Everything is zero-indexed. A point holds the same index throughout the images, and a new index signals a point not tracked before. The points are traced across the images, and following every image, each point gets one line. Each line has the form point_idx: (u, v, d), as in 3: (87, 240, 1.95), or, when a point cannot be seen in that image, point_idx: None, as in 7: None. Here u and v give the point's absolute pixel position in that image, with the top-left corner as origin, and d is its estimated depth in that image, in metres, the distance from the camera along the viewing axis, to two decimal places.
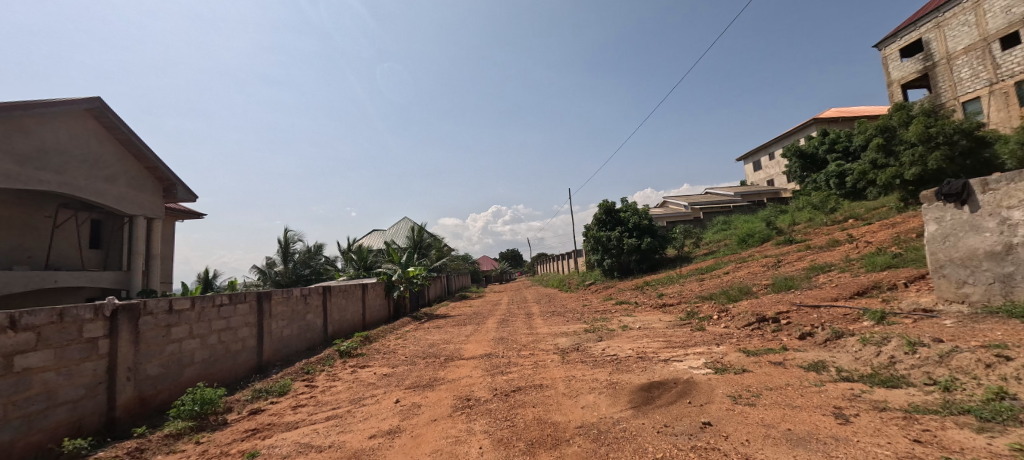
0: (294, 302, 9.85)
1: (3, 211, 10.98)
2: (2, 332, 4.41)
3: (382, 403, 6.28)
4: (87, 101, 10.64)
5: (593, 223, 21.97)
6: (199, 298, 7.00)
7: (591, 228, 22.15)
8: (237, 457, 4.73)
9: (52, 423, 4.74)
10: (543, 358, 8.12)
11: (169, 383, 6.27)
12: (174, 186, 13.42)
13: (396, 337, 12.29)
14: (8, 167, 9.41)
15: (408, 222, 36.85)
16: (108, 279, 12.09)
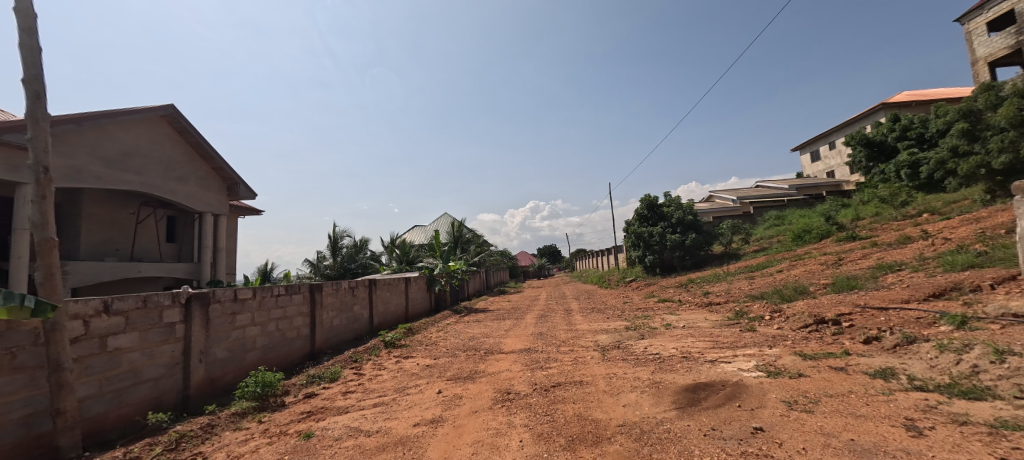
0: (343, 294, 10.18)
1: (95, 208, 12.00)
2: (98, 315, 4.75)
3: (425, 393, 6.33)
4: (163, 107, 11.47)
5: (634, 219, 21.34)
6: (260, 288, 7.35)
7: (632, 223, 21.52)
8: (294, 437, 4.93)
9: (137, 398, 5.12)
10: (583, 354, 7.91)
11: (233, 367, 6.64)
12: (237, 185, 14.26)
13: (436, 329, 12.47)
14: (98, 169, 10.27)
15: (448, 217, 37.45)
16: (182, 269, 13.00)
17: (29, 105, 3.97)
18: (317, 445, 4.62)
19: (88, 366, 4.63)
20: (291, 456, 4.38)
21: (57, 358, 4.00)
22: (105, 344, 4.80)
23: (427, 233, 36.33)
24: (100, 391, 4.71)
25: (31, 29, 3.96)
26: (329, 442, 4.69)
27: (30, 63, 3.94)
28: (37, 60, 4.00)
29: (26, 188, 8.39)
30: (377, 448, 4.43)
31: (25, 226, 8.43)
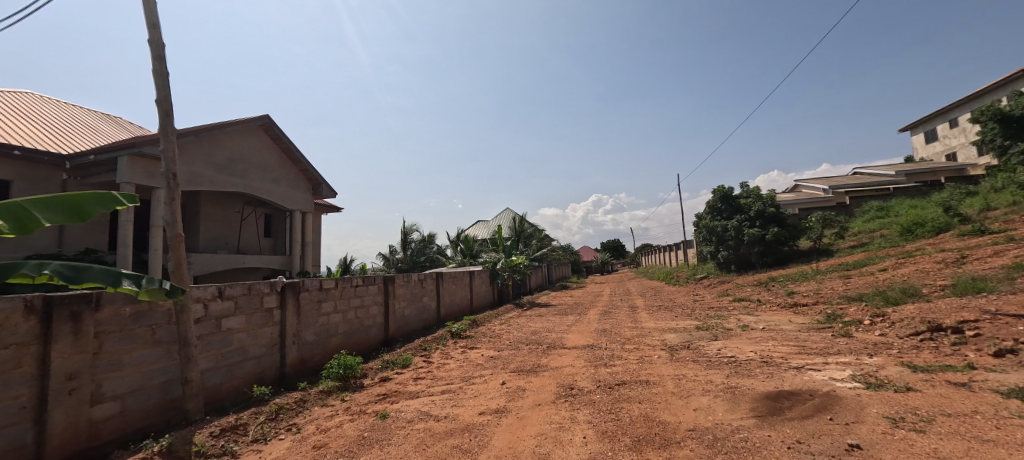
0: (413, 286, 10.64)
1: (211, 207, 13.63)
2: (214, 299, 5.37)
3: (489, 383, 6.43)
4: (260, 118, 12.67)
5: (706, 212, 20.11)
6: (343, 279, 7.89)
7: (704, 216, 20.29)
8: (371, 416, 5.24)
9: (245, 373, 5.72)
10: (650, 353, 7.57)
11: (320, 349, 7.21)
12: (320, 185, 15.45)
13: (499, 322, 12.66)
14: (212, 174, 11.61)
15: (511, 211, 37.92)
16: (277, 261, 14.30)
17: (159, 121, 4.61)
18: (391, 426, 4.87)
19: (207, 343, 5.24)
20: (369, 434, 4.64)
21: (184, 335, 4.57)
22: (220, 324, 5.42)
23: (490, 228, 36.97)
24: (217, 365, 5.33)
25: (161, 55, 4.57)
26: (402, 423, 4.92)
27: (161, 84, 4.56)
28: (166, 82, 4.60)
29: (160, 191, 9.51)
30: (445, 433, 4.56)
31: (158, 223, 9.72)
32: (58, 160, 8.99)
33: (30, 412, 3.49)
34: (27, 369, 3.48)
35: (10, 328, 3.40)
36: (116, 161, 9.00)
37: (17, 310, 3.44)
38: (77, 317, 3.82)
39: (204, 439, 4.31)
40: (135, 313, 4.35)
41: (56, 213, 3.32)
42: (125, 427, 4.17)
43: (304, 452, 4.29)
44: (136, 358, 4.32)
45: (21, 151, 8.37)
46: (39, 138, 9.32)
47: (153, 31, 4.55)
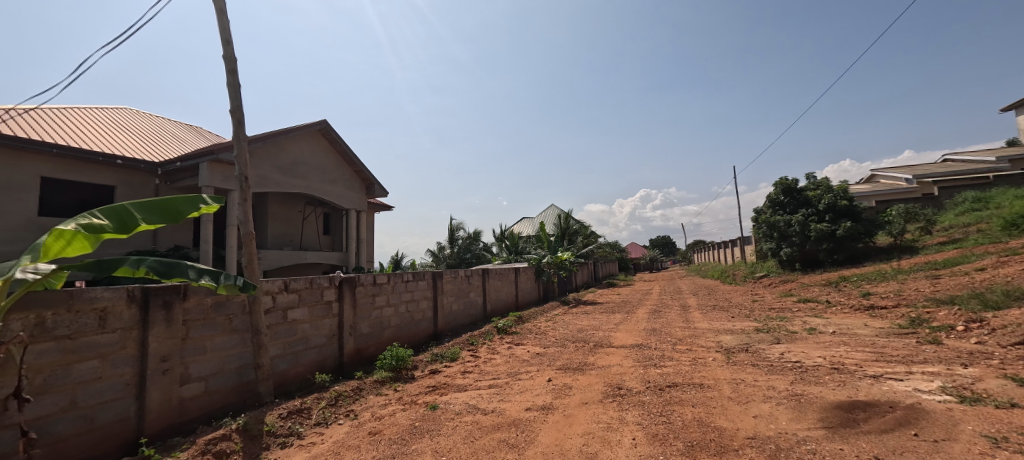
0: (460, 282, 10.65)
1: (276, 207, 14.38)
2: (280, 292, 5.57)
3: (535, 380, 6.24)
4: (318, 123, 13.20)
5: (766, 206, 18.86)
6: (394, 273, 7.98)
7: (764, 211, 19.02)
8: (421, 407, 5.22)
9: (308, 361, 5.91)
10: (704, 355, 7.06)
11: (374, 341, 7.34)
12: (373, 185, 15.89)
13: (545, 319, 12.43)
14: (277, 177, 12.25)
15: (555, 208, 37.52)
16: (335, 257, 14.84)
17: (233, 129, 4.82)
18: (441, 417, 4.79)
19: (275, 333, 5.46)
20: (420, 424, 4.60)
21: (256, 325, 4.76)
22: (285, 315, 5.62)
23: (534, 225, 36.75)
24: (284, 352, 5.55)
25: (231, 57, 4.77)
26: (451, 415, 4.84)
27: (232, 87, 4.75)
28: (240, 95, 4.80)
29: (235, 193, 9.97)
30: (493, 426, 4.42)
31: (233, 223, 10.28)
32: (152, 168, 9.67)
33: (130, 388, 3.73)
34: (130, 351, 3.74)
35: (115, 314, 3.64)
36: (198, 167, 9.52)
37: (120, 299, 3.67)
38: (168, 305, 4.04)
39: (274, 419, 4.47)
40: (215, 303, 4.54)
41: (153, 213, 3.48)
42: (208, 407, 4.41)
43: (360, 437, 4.31)
44: (217, 344, 4.53)
45: (121, 160, 9.08)
46: (136, 149, 10.09)
47: (228, 49, 4.77)
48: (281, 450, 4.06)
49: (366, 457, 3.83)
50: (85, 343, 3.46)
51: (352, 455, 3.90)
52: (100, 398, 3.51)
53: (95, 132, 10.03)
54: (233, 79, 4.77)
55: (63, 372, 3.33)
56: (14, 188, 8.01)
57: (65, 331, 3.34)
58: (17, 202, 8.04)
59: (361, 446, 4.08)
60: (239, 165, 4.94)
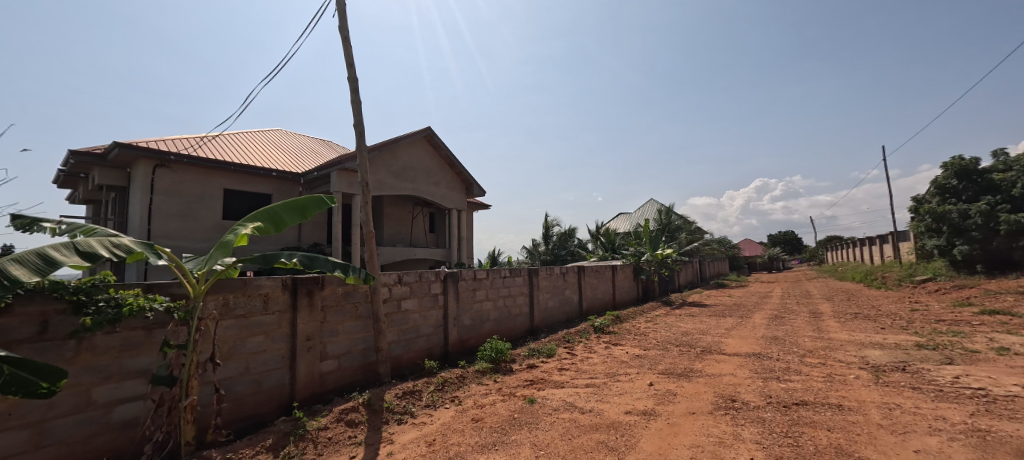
0: (556, 278, 10.74)
1: (389, 208, 15.91)
2: (394, 284, 6.18)
3: (635, 383, 6.06)
4: (424, 130, 14.25)
5: (931, 194, 15.88)
6: (493, 269, 8.33)
7: (929, 201, 16.01)
8: (520, 399, 5.41)
9: (418, 348, 6.49)
10: (843, 372, 6.16)
11: (475, 333, 7.78)
12: (471, 185, 16.58)
13: (645, 320, 11.93)
14: (389, 181, 13.55)
15: (654, 203, 35.75)
16: (439, 253, 15.91)
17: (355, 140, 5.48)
18: (538, 412, 4.92)
19: (391, 320, 6.11)
20: (519, 416, 4.78)
21: (376, 313, 5.35)
22: (400, 305, 6.24)
23: (632, 221, 35.36)
24: (399, 338, 6.18)
25: (355, 78, 5.43)
26: (549, 410, 4.94)
27: (355, 104, 5.40)
28: (360, 111, 5.44)
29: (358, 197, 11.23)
30: (591, 426, 4.42)
31: (356, 222, 11.60)
32: (297, 178, 11.35)
33: (285, 361, 4.49)
34: (285, 329, 4.49)
35: (274, 299, 4.39)
36: (330, 176, 10.95)
37: (277, 287, 4.42)
38: (311, 293, 4.76)
39: (392, 398, 5.02)
40: (345, 292, 5.22)
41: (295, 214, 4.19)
42: (341, 381, 5.10)
43: (464, 422, 4.63)
44: (347, 328, 5.21)
45: (276, 173, 10.86)
46: (285, 162, 11.95)
47: (351, 71, 5.44)
48: (397, 426, 4.54)
49: (470, 441, 4.11)
50: (255, 321, 4.24)
51: (457, 438, 4.21)
52: (265, 366, 4.29)
53: (256, 150, 12.08)
54: (356, 98, 5.42)
55: (240, 343, 4.12)
56: (205, 198, 10.03)
57: (241, 311, 4.12)
58: (208, 209, 10.05)
59: (465, 430, 4.38)
60: (361, 172, 5.53)
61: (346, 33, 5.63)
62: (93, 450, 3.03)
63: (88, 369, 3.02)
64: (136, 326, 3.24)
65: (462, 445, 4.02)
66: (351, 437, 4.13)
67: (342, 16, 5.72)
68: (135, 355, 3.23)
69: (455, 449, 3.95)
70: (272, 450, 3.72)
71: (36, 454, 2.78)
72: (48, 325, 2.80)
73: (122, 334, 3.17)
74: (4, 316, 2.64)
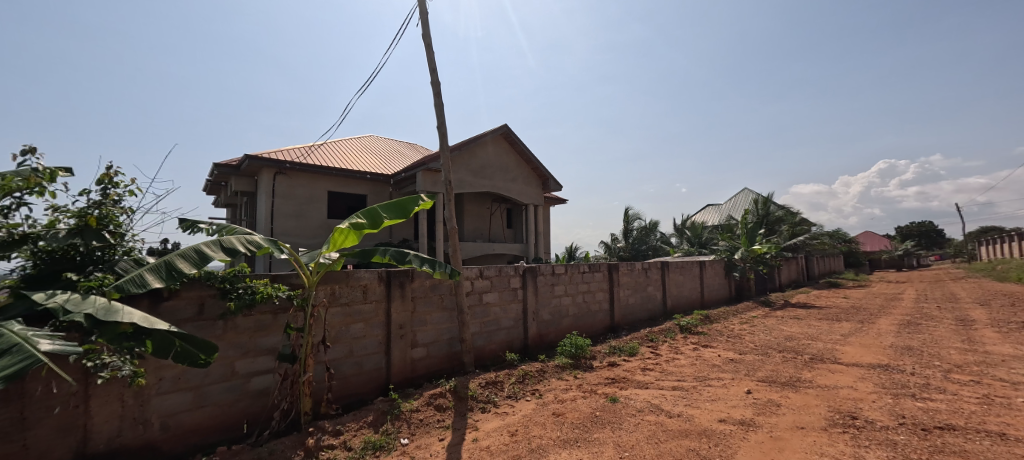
0: (638, 274, 10.41)
1: (469, 205, 16.56)
2: (476, 278, 6.47)
3: (729, 389, 5.71)
4: (500, 127, 14.55)
5: None
6: (571, 264, 8.33)
7: None
8: (601, 397, 5.38)
9: (499, 340, 6.74)
10: (1006, 394, 5.18)
11: (554, 328, 7.87)
12: (548, 180, 16.59)
13: (739, 322, 11.08)
14: (468, 178, 14.10)
15: (748, 192, 32.83)
16: (517, 248, 16.20)
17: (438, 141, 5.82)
18: (622, 412, 4.85)
19: (474, 312, 6.42)
20: (602, 414, 4.76)
21: (460, 304, 5.65)
22: (482, 298, 6.52)
23: (722, 214, 32.87)
24: (481, 330, 6.48)
25: (438, 83, 5.76)
26: (633, 411, 4.86)
27: (439, 108, 5.74)
28: (442, 114, 5.76)
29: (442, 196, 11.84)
30: (680, 432, 4.27)
31: (440, 220, 12.25)
32: (387, 179, 12.29)
33: (382, 346, 4.94)
34: (381, 318, 4.95)
35: (372, 290, 4.86)
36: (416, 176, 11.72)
37: (374, 279, 4.88)
38: (402, 285, 5.18)
39: (476, 386, 5.28)
40: (433, 285, 5.59)
41: (390, 211, 4.54)
42: (430, 368, 5.48)
43: (545, 416, 4.73)
44: (434, 318, 5.58)
45: (370, 175, 11.88)
46: (377, 165, 13.01)
47: (433, 76, 5.78)
48: (481, 413, 4.79)
49: (552, 435, 4.20)
50: (357, 309, 4.72)
51: (539, 431, 4.32)
52: (366, 350, 4.77)
53: (353, 156, 13.30)
54: (440, 103, 5.76)
55: (346, 329, 4.63)
56: (313, 200, 11.29)
57: (345, 300, 4.62)
58: (315, 210, 11.31)
59: (546, 424, 4.48)
60: (444, 171, 5.85)
61: (430, 42, 5.98)
62: (237, 413, 3.64)
63: (232, 345, 3.61)
64: (266, 310, 3.80)
65: (544, 438, 4.12)
66: (440, 421, 4.45)
67: (425, 26, 6.08)
68: (266, 335, 3.80)
69: (538, 441, 4.06)
70: (373, 426, 4.12)
71: (197, 413, 3.40)
72: (204, 307, 3.41)
73: (255, 317, 3.74)
74: (173, 299, 3.26)
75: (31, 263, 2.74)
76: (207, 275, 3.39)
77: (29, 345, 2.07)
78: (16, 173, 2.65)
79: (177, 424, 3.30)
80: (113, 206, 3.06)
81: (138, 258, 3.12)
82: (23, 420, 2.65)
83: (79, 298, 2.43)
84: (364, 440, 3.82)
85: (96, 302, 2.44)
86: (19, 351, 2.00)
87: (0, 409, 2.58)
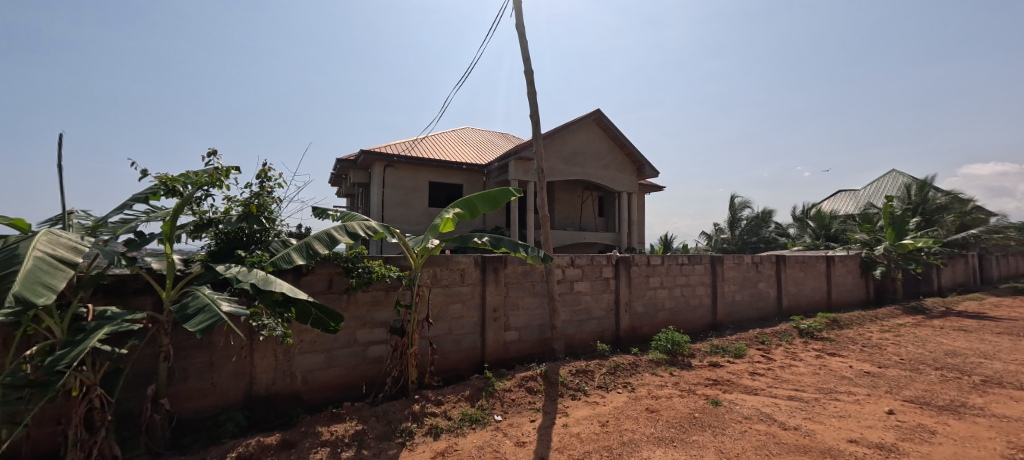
0: (747, 269, 9.57)
1: (561, 194, 16.60)
2: (567, 267, 6.54)
3: (864, 407, 5.05)
4: (592, 113, 14.28)
5: None
6: (669, 256, 7.97)
7: None
8: (701, 398, 5.13)
9: (590, 330, 6.76)
10: None
11: (649, 321, 7.64)
12: (643, 166, 15.84)
13: (877, 330, 9.58)
14: (559, 166, 14.14)
15: (898, 177, 27.73)
16: (610, 237, 15.86)
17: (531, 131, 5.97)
18: (725, 416, 4.59)
19: (565, 300, 6.52)
20: (701, 416, 4.56)
21: (551, 291, 5.76)
22: (573, 286, 6.58)
23: (860, 202, 28.30)
24: (572, 318, 6.56)
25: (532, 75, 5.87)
26: (738, 417, 4.58)
27: (533, 100, 5.86)
28: (536, 106, 5.88)
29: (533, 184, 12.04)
30: (796, 447, 3.92)
31: (531, 208, 12.47)
32: (482, 169, 12.86)
33: (477, 326, 5.28)
34: (477, 300, 5.28)
35: (469, 274, 5.21)
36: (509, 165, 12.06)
37: (471, 264, 5.22)
38: (497, 270, 5.46)
39: (566, 373, 5.38)
40: (525, 271, 5.79)
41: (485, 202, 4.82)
42: (521, 352, 5.72)
43: (638, 411, 4.67)
44: (526, 303, 5.79)
45: (466, 166, 12.54)
46: (473, 156, 13.66)
47: (528, 68, 5.91)
48: (571, 400, 4.90)
49: (645, 431, 4.15)
50: (455, 290, 5.11)
51: (631, 424, 4.30)
52: (463, 329, 5.15)
53: (451, 148, 14.13)
54: (534, 95, 5.87)
55: (446, 308, 5.04)
56: (417, 190, 12.27)
57: (445, 282, 5.03)
58: (419, 199, 12.28)
59: (640, 419, 4.43)
60: (537, 160, 5.97)
61: (524, 34, 6.09)
62: (358, 375, 4.21)
63: (354, 316, 4.17)
64: (380, 287, 4.31)
65: (637, 433, 4.09)
66: (531, 403, 4.66)
67: (520, 18, 6.21)
68: (380, 310, 4.32)
69: (629, 435, 4.05)
70: (470, 400, 4.45)
71: (329, 371, 4.02)
72: (333, 283, 4.00)
73: (371, 293, 4.27)
74: (309, 275, 3.87)
75: (214, 242, 3.46)
76: (335, 255, 3.93)
77: (215, 306, 2.64)
78: (203, 171, 3.38)
79: (314, 379, 3.93)
80: (268, 196, 3.71)
81: (285, 239, 3.75)
82: (211, 364, 3.41)
83: (246, 271, 3.02)
84: (462, 412, 4.17)
85: (257, 274, 3.01)
86: (210, 310, 2.57)
87: (197, 353, 3.36)
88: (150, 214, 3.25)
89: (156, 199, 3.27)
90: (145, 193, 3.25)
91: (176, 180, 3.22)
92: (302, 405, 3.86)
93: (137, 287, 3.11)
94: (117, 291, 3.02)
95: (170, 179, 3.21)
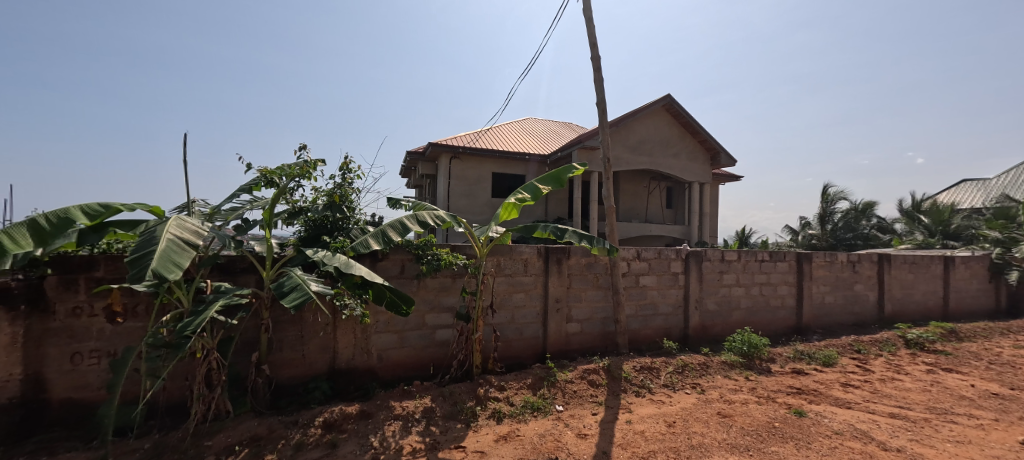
0: (840, 269, 8.66)
1: (627, 186, 16.14)
2: (633, 260, 6.39)
3: (988, 434, 4.40)
4: (662, 99, 13.65)
5: None
6: (747, 251, 7.46)
7: None
8: (782, 407, 4.79)
9: (656, 326, 6.57)
10: None
11: (723, 320, 7.24)
12: (718, 154, 14.87)
13: (1010, 346, 8.21)
14: (625, 156, 13.76)
15: None
16: (679, 231, 15.15)
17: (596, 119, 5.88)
18: (810, 429, 4.26)
19: (630, 294, 6.38)
20: (781, 426, 4.27)
21: (615, 284, 5.67)
22: (638, 280, 6.43)
23: (990, 194, 24.19)
24: (637, 313, 6.42)
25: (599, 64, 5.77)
26: (826, 431, 4.22)
27: (600, 90, 5.77)
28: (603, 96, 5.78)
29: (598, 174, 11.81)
30: None
31: (597, 200, 12.25)
32: (544, 159, 12.89)
33: (539, 316, 5.37)
34: (539, 290, 5.37)
35: (532, 264, 5.29)
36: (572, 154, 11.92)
37: (534, 254, 5.30)
38: (560, 261, 5.48)
39: (630, 369, 5.29)
40: (588, 263, 5.75)
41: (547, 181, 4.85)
42: (583, 344, 5.71)
43: (709, 414, 4.49)
44: (589, 295, 5.76)
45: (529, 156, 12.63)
46: (536, 147, 13.72)
47: (595, 57, 5.80)
48: (635, 397, 4.82)
49: (717, 436, 3.99)
50: (518, 280, 5.22)
51: (701, 428, 4.15)
52: (525, 319, 5.26)
53: (517, 140, 14.28)
54: (601, 84, 5.77)
55: (509, 297, 5.18)
56: (481, 181, 12.59)
57: (509, 271, 5.16)
58: (483, 189, 12.61)
59: (710, 423, 4.26)
60: (603, 148, 5.87)
61: (592, 22, 5.98)
62: (427, 356, 4.48)
63: (423, 300, 4.44)
64: (448, 274, 4.54)
65: (707, 438, 3.94)
66: (593, 396, 4.66)
67: (587, 5, 6.11)
68: (447, 295, 4.55)
69: (699, 438, 3.91)
70: (531, 388, 4.56)
71: (401, 351, 4.33)
72: (405, 268, 4.30)
73: (439, 279, 4.51)
74: (384, 260, 4.19)
75: (304, 228, 3.87)
76: (407, 243, 4.19)
77: (305, 286, 2.97)
78: (295, 164, 3.78)
79: (387, 357, 4.26)
80: (349, 187, 4.06)
81: (363, 227, 4.08)
82: (301, 336, 3.83)
83: (330, 255, 3.34)
84: (524, 399, 4.29)
85: (339, 259, 3.31)
86: (301, 290, 2.89)
87: (291, 327, 3.79)
88: (253, 203, 3.70)
89: (258, 189, 3.71)
90: (249, 184, 3.70)
91: (274, 173, 3.64)
92: (377, 380, 4.20)
93: (244, 267, 3.57)
94: (229, 269, 3.51)
95: (269, 171, 3.64)
